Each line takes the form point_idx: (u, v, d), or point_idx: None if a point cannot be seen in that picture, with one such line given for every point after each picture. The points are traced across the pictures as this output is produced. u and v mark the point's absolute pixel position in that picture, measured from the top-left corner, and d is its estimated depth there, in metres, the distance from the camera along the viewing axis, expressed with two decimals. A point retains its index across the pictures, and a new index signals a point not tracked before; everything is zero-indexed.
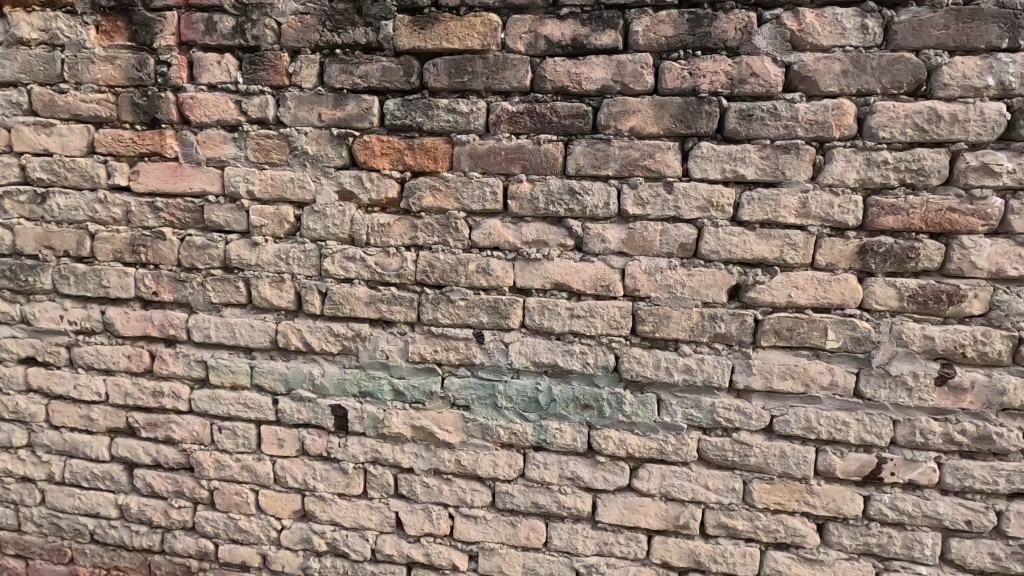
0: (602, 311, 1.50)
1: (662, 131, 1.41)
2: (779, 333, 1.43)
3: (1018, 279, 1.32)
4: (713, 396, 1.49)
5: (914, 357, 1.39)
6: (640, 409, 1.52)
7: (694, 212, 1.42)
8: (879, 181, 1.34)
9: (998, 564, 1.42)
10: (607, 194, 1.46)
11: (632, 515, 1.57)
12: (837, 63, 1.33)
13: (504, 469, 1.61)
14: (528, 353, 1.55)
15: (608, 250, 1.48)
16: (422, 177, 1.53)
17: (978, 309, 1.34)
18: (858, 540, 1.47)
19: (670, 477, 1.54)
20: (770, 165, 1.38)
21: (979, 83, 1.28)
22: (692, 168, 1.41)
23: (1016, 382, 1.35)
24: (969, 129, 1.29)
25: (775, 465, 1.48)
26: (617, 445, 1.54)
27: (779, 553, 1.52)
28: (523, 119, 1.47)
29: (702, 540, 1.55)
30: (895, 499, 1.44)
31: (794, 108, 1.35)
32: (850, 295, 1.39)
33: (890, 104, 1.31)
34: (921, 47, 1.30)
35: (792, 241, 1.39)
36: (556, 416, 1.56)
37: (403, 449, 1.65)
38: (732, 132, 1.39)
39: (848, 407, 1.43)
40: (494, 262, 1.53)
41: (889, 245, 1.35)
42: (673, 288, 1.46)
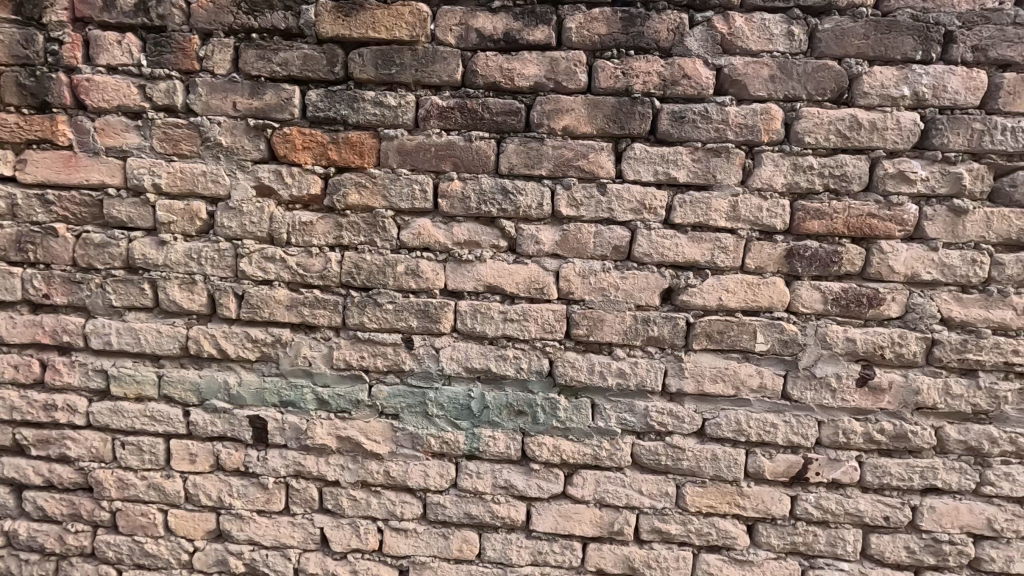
0: (536, 314, 1.46)
1: (596, 131, 1.39)
2: (710, 336, 1.43)
3: (932, 283, 1.37)
4: (646, 400, 1.48)
5: (837, 359, 1.42)
6: (574, 415, 1.49)
7: (627, 215, 1.41)
8: (805, 186, 1.36)
9: (913, 557, 1.47)
10: (541, 194, 1.42)
11: (567, 523, 1.54)
12: (765, 68, 1.33)
13: (434, 479, 1.55)
14: (460, 359, 1.49)
15: (542, 252, 1.44)
16: (347, 173, 1.45)
17: (896, 312, 1.38)
18: (785, 540, 1.49)
19: (604, 483, 1.51)
20: (702, 168, 1.37)
21: (895, 93, 1.31)
22: (625, 169, 1.39)
23: (929, 383, 1.40)
24: (887, 137, 1.33)
25: (707, 468, 1.48)
26: (551, 452, 1.51)
27: (711, 555, 1.52)
28: (453, 114, 1.41)
29: (637, 546, 1.54)
30: (820, 498, 1.47)
31: (724, 111, 1.35)
32: (777, 299, 1.40)
33: (814, 110, 1.33)
34: (844, 55, 1.32)
35: (722, 245, 1.40)
36: (489, 424, 1.51)
37: (328, 461, 1.56)
38: (665, 134, 1.38)
39: (775, 408, 1.45)
40: (425, 263, 1.46)
41: (814, 249, 1.38)
42: (607, 291, 1.44)
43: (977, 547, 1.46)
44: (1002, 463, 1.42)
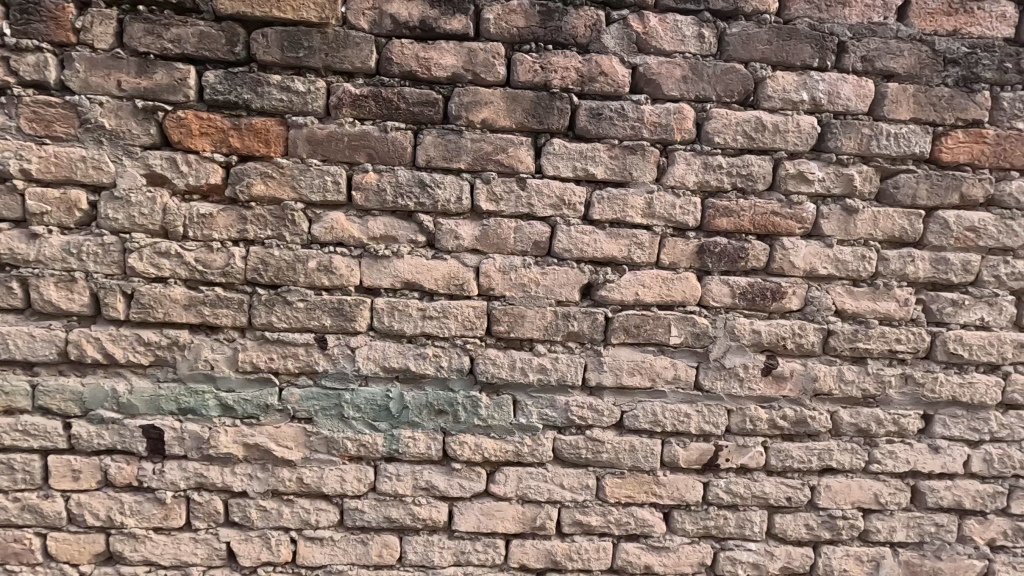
0: (455, 311, 1.43)
1: (515, 125, 1.37)
2: (627, 331, 1.46)
3: (828, 277, 1.46)
4: (566, 395, 1.48)
5: (744, 351, 1.48)
6: (496, 412, 1.48)
7: (547, 210, 1.40)
8: (714, 184, 1.41)
9: (812, 533, 1.57)
10: (460, 188, 1.39)
11: (489, 521, 1.52)
12: (677, 68, 1.37)
13: (352, 484, 1.48)
14: (377, 359, 1.44)
15: (462, 248, 1.41)
16: (251, 162, 1.35)
17: (796, 305, 1.46)
18: (698, 524, 1.56)
19: (527, 479, 1.51)
20: (619, 165, 1.39)
21: (796, 98, 1.39)
22: (545, 164, 1.39)
23: (826, 371, 1.50)
24: (788, 139, 1.40)
25: (625, 460, 1.51)
26: (473, 450, 1.49)
27: (630, 544, 1.56)
28: (367, 103, 1.34)
29: (559, 539, 1.55)
30: (729, 483, 1.54)
31: (640, 110, 1.38)
32: (690, 293, 1.45)
33: (723, 112, 1.38)
34: (749, 59, 1.38)
35: (639, 241, 1.42)
36: (409, 424, 1.47)
37: (234, 471, 1.46)
38: (583, 130, 1.38)
39: (689, 399, 1.50)
40: (338, 259, 1.39)
41: (723, 245, 1.43)
42: (528, 287, 1.43)
43: (867, 520, 1.58)
44: (887, 443, 1.54)
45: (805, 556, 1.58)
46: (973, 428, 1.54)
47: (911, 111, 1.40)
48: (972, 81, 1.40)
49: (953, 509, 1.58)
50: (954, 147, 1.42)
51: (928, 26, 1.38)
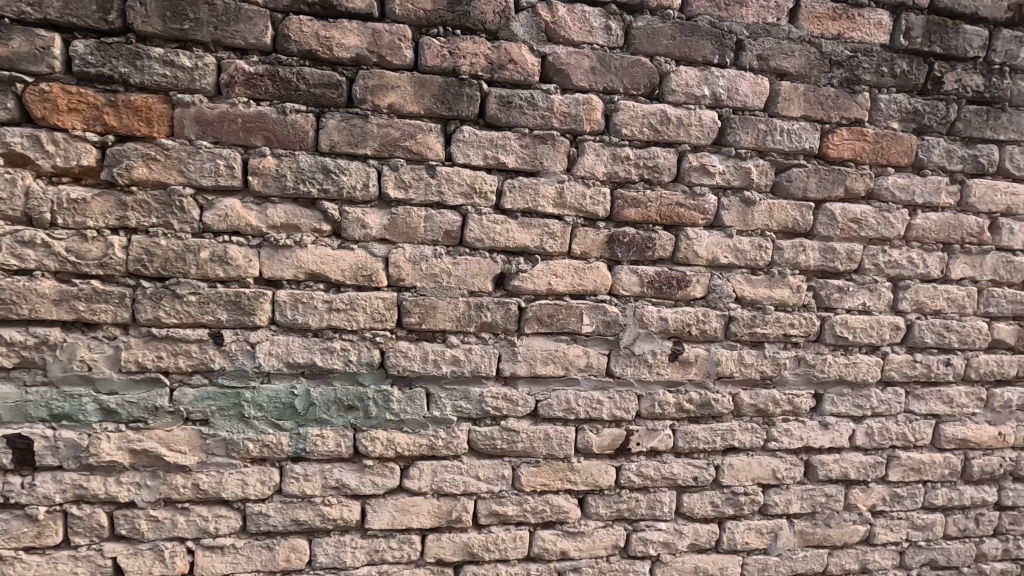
0: (364, 303, 1.38)
1: (423, 111, 1.34)
2: (540, 320, 1.46)
3: (729, 266, 1.53)
4: (481, 386, 1.47)
5: (653, 337, 1.53)
6: (408, 406, 1.44)
7: (458, 199, 1.38)
8: (623, 175, 1.44)
9: (717, 510, 1.65)
10: (367, 174, 1.33)
11: (404, 517, 1.49)
12: (586, 59, 1.38)
13: (254, 488, 1.40)
14: (280, 354, 1.36)
15: (369, 237, 1.36)
16: (131, 142, 1.24)
17: (700, 293, 1.53)
18: (612, 508, 1.59)
19: (442, 472, 1.49)
20: (529, 154, 1.39)
21: (698, 93, 1.44)
22: (455, 152, 1.36)
23: (728, 355, 1.57)
24: (691, 132, 1.45)
25: (540, 448, 1.53)
26: (385, 446, 1.44)
27: (546, 532, 1.57)
28: (263, 82, 1.26)
29: (476, 531, 1.54)
30: (641, 466, 1.59)
31: (549, 99, 1.38)
32: (600, 282, 1.47)
33: (630, 104, 1.41)
34: (655, 53, 1.41)
35: (550, 230, 1.43)
36: (316, 422, 1.41)
37: (120, 480, 1.34)
38: (493, 118, 1.37)
39: (601, 386, 1.53)
40: (234, 249, 1.30)
41: (632, 235, 1.47)
42: (439, 277, 1.40)
43: (766, 495, 1.68)
44: (783, 421, 1.64)
45: (711, 532, 1.66)
46: (857, 405, 1.67)
47: (801, 109, 1.49)
48: (854, 83, 1.50)
49: (841, 480, 1.71)
50: (839, 144, 1.52)
51: (816, 29, 1.46)
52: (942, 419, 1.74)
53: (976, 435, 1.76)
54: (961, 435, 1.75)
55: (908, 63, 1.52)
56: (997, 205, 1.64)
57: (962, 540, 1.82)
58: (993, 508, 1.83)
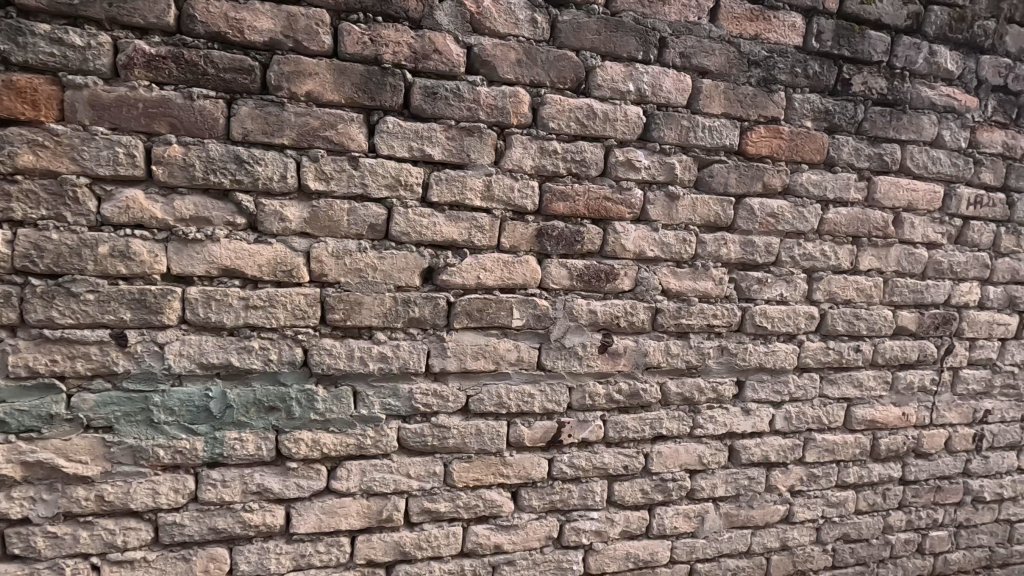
0: (284, 300, 1.32)
1: (344, 100, 1.29)
2: (470, 315, 1.45)
3: (655, 260, 1.57)
4: (410, 382, 1.45)
5: (583, 330, 1.55)
6: (334, 405, 1.40)
7: (382, 191, 1.34)
8: (551, 169, 1.44)
9: (646, 497, 1.69)
10: (284, 165, 1.27)
11: (331, 519, 1.44)
12: (512, 52, 1.37)
13: (166, 497, 1.32)
14: (192, 355, 1.29)
15: (288, 230, 1.30)
16: (15, 127, 1.13)
17: (628, 286, 1.55)
18: (544, 500, 1.61)
19: (371, 472, 1.46)
20: (456, 147, 1.37)
21: (623, 88, 1.46)
22: (379, 143, 1.32)
23: (655, 346, 1.61)
24: (617, 128, 1.47)
25: (472, 443, 1.52)
26: (310, 447, 1.39)
27: (479, 527, 1.57)
28: (166, 65, 1.19)
29: (407, 530, 1.51)
30: (572, 457, 1.61)
31: (475, 91, 1.36)
32: (530, 276, 1.48)
33: (557, 98, 1.42)
34: (580, 48, 1.42)
35: (478, 224, 1.42)
36: (234, 425, 1.34)
37: (11, 495, 1.23)
38: (418, 109, 1.34)
39: (532, 379, 1.54)
40: (138, 243, 1.22)
41: (561, 229, 1.48)
42: (364, 272, 1.36)
43: (693, 480, 1.74)
44: (708, 409, 1.70)
45: (641, 518, 1.70)
46: (776, 390, 1.75)
47: (722, 106, 1.54)
48: (771, 82, 1.56)
49: (762, 463, 1.79)
50: (757, 142, 1.58)
51: (735, 29, 1.51)
52: (853, 402, 1.85)
53: (883, 415, 1.88)
54: (870, 417, 1.87)
55: (820, 65, 1.60)
56: (900, 201, 1.75)
57: (870, 514, 1.95)
58: (898, 483, 1.97)
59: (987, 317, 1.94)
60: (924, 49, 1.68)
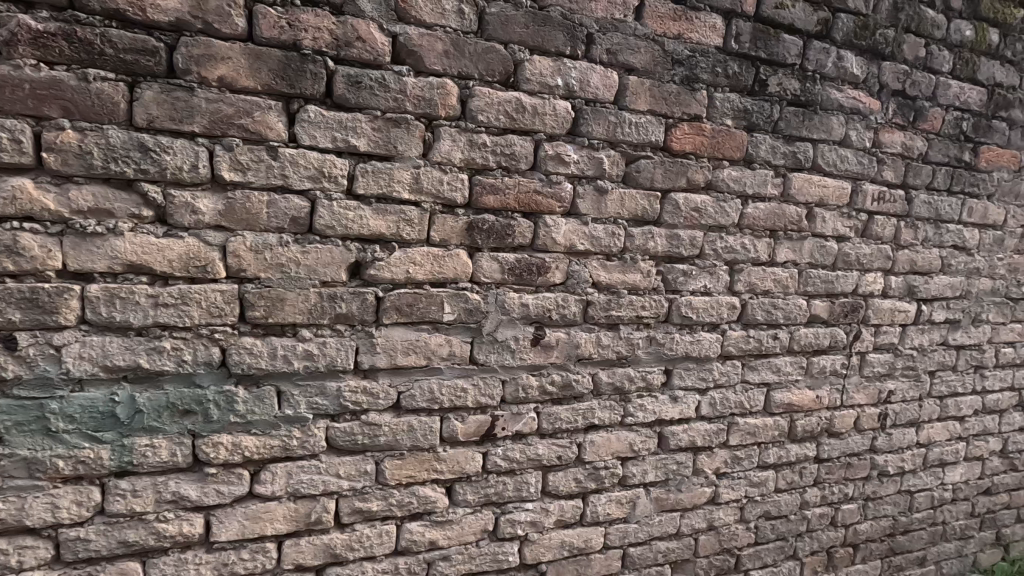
0: (199, 297, 1.25)
1: (261, 86, 1.23)
2: (399, 310, 1.42)
3: (586, 253, 1.59)
4: (338, 380, 1.41)
5: (515, 324, 1.55)
6: (256, 406, 1.34)
7: (304, 183, 1.29)
8: (480, 162, 1.43)
9: (580, 486, 1.73)
10: (195, 154, 1.20)
11: (256, 525, 1.39)
12: (439, 42, 1.35)
13: (68, 511, 1.22)
14: (94, 358, 1.20)
15: (201, 224, 1.23)
16: None
17: (559, 279, 1.57)
18: (479, 493, 1.61)
19: (297, 474, 1.41)
20: (382, 138, 1.34)
21: (551, 83, 1.47)
22: (299, 133, 1.27)
23: (587, 338, 1.64)
24: (546, 122, 1.48)
25: (404, 440, 1.50)
26: (230, 451, 1.33)
27: (414, 524, 1.55)
28: (57, 43, 1.09)
29: (338, 531, 1.47)
30: (507, 450, 1.61)
31: (401, 81, 1.34)
32: (461, 270, 1.47)
33: (486, 91, 1.41)
34: (509, 41, 1.42)
35: (407, 217, 1.39)
36: (144, 431, 1.26)
37: None
38: (342, 98, 1.30)
39: (465, 373, 1.53)
40: (28, 237, 1.12)
41: (492, 223, 1.47)
42: (286, 267, 1.31)
43: (625, 467, 1.79)
44: (638, 397, 1.75)
45: (575, 507, 1.74)
46: (702, 378, 1.83)
47: (648, 103, 1.58)
48: (693, 81, 1.62)
49: (689, 448, 1.87)
50: (681, 138, 1.64)
51: (659, 28, 1.55)
52: (772, 387, 1.96)
53: (799, 399, 2.00)
54: (787, 400, 1.98)
55: (739, 66, 1.67)
56: (812, 197, 1.86)
57: (789, 492, 2.08)
58: (813, 461, 2.10)
59: (890, 305, 2.10)
60: (832, 53, 1.79)
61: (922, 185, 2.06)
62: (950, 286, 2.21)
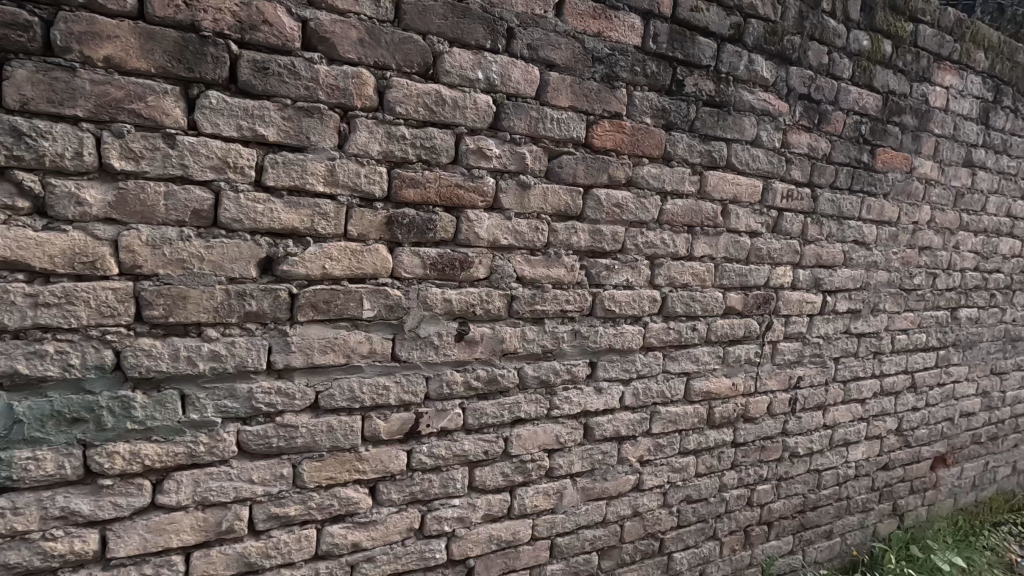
0: (87, 296, 1.15)
1: (155, 69, 1.15)
2: (315, 307, 1.37)
3: (509, 247, 1.59)
4: (249, 381, 1.34)
5: (438, 319, 1.54)
6: (157, 411, 1.25)
7: (207, 173, 1.22)
8: (399, 155, 1.40)
9: (507, 479, 1.74)
10: (79, 140, 1.11)
11: (159, 538, 1.30)
12: (353, 30, 1.31)
13: None
14: None
15: (89, 216, 1.14)
16: None
17: (483, 274, 1.57)
18: (404, 492, 1.58)
19: (205, 482, 1.33)
20: (293, 128, 1.28)
21: (472, 76, 1.45)
22: (200, 120, 1.20)
23: (512, 332, 1.65)
24: (467, 115, 1.47)
25: (323, 441, 1.45)
26: (128, 460, 1.24)
27: (335, 527, 1.50)
28: None
29: (253, 539, 1.41)
30: (432, 447, 1.60)
31: (312, 69, 1.28)
32: (380, 265, 1.43)
33: (403, 82, 1.38)
34: (427, 32, 1.39)
35: (321, 211, 1.34)
36: (25, 442, 1.15)
37: None
38: (247, 85, 1.23)
39: (387, 371, 1.50)
40: None
41: (412, 217, 1.45)
42: (189, 263, 1.23)
43: (551, 459, 1.81)
44: (563, 390, 1.78)
45: (502, 501, 1.74)
46: (625, 369, 1.88)
47: (569, 100, 1.60)
48: (613, 79, 1.65)
49: (614, 438, 1.92)
50: (602, 135, 1.67)
51: (579, 25, 1.57)
52: (692, 376, 2.04)
53: (716, 387, 2.10)
54: (706, 388, 2.08)
55: (657, 66, 1.72)
56: (727, 194, 1.95)
57: (708, 475, 2.18)
58: (730, 446, 2.21)
59: (798, 296, 2.23)
60: (744, 57, 1.88)
61: (826, 184, 2.20)
62: (851, 278, 2.38)
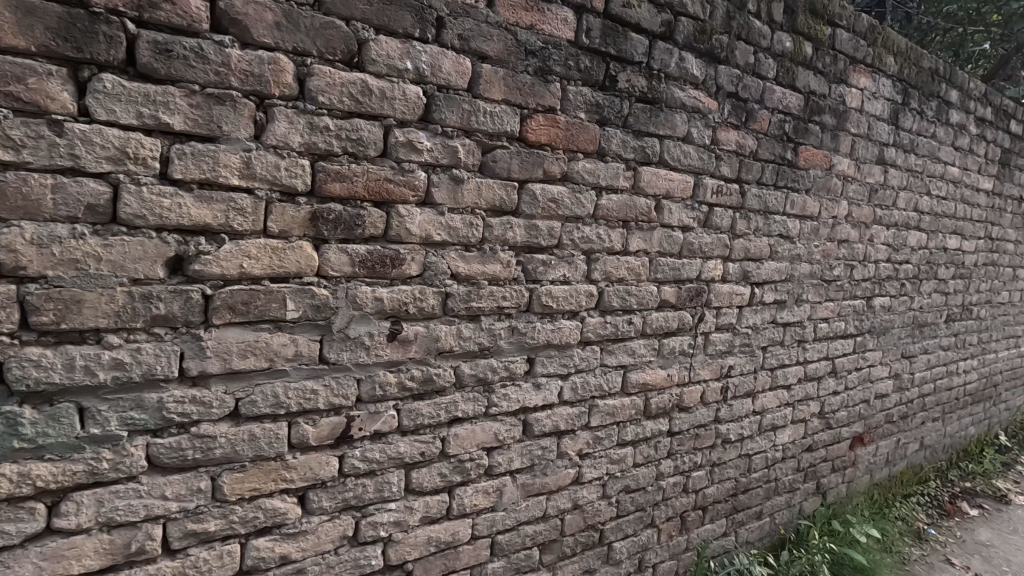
0: None
1: (36, 47, 1.03)
2: (233, 309, 1.29)
3: (443, 243, 1.55)
4: (159, 391, 1.24)
5: (369, 319, 1.48)
6: (50, 427, 1.14)
7: (103, 165, 1.11)
8: (323, 147, 1.33)
9: (445, 480, 1.70)
10: None
11: (57, 565, 1.18)
12: (268, 12, 1.22)
13: None
14: None
15: None
16: None
17: (415, 271, 1.52)
18: (336, 499, 1.52)
19: (111, 501, 1.22)
20: (202, 116, 1.19)
21: (400, 66, 1.40)
22: (92, 106, 1.09)
23: (447, 330, 1.61)
24: (396, 107, 1.41)
25: (245, 451, 1.36)
26: (16, 483, 1.12)
27: (260, 540, 1.42)
28: None
29: (167, 559, 1.31)
30: (365, 451, 1.54)
31: (223, 53, 1.19)
32: (305, 263, 1.36)
33: (326, 69, 1.30)
34: (351, 17, 1.32)
35: (237, 206, 1.25)
36: None
37: None
38: (148, 68, 1.12)
39: (314, 374, 1.43)
40: None
41: (338, 212, 1.38)
42: (84, 264, 1.12)
43: (491, 457, 1.79)
44: (501, 387, 1.76)
45: (440, 502, 1.71)
46: (563, 363, 1.88)
47: (502, 93, 1.57)
48: (547, 73, 1.64)
49: (553, 433, 1.92)
50: (536, 129, 1.65)
51: (511, 17, 1.55)
52: (629, 369, 2.07)
53: (652, 378, 2.14)
54: (642, 380, 2.12)
55: (590, 61, 1.72)
56: (660, 190, 1.98)
57: (646, 465, 2.23)
58: (666, 435, 2.27)
59: (728, 289, 2.31)
60: (675, 55, 1.91)
61: (754, 180, 2.29)
62: (777, 270, 2.49)
